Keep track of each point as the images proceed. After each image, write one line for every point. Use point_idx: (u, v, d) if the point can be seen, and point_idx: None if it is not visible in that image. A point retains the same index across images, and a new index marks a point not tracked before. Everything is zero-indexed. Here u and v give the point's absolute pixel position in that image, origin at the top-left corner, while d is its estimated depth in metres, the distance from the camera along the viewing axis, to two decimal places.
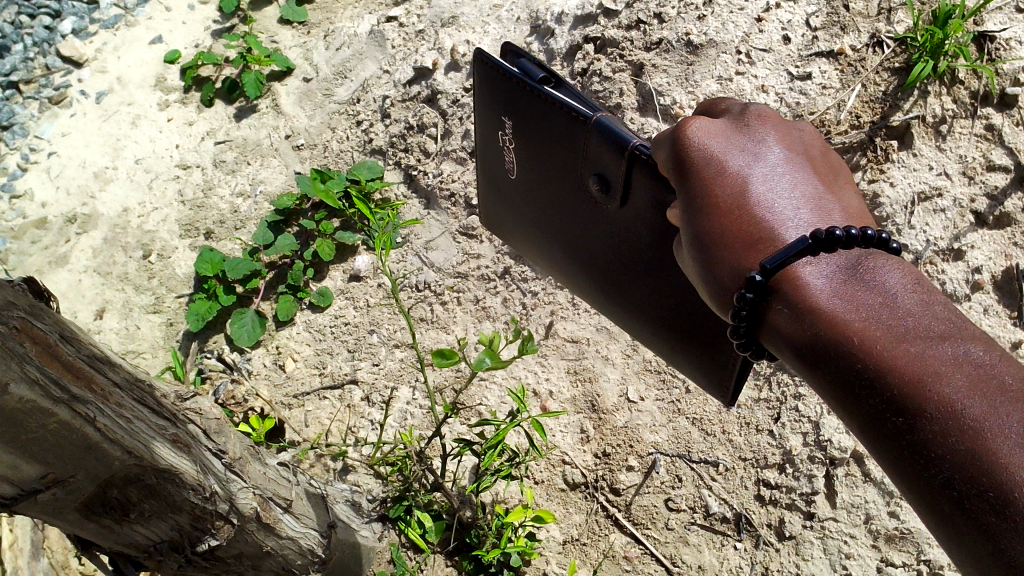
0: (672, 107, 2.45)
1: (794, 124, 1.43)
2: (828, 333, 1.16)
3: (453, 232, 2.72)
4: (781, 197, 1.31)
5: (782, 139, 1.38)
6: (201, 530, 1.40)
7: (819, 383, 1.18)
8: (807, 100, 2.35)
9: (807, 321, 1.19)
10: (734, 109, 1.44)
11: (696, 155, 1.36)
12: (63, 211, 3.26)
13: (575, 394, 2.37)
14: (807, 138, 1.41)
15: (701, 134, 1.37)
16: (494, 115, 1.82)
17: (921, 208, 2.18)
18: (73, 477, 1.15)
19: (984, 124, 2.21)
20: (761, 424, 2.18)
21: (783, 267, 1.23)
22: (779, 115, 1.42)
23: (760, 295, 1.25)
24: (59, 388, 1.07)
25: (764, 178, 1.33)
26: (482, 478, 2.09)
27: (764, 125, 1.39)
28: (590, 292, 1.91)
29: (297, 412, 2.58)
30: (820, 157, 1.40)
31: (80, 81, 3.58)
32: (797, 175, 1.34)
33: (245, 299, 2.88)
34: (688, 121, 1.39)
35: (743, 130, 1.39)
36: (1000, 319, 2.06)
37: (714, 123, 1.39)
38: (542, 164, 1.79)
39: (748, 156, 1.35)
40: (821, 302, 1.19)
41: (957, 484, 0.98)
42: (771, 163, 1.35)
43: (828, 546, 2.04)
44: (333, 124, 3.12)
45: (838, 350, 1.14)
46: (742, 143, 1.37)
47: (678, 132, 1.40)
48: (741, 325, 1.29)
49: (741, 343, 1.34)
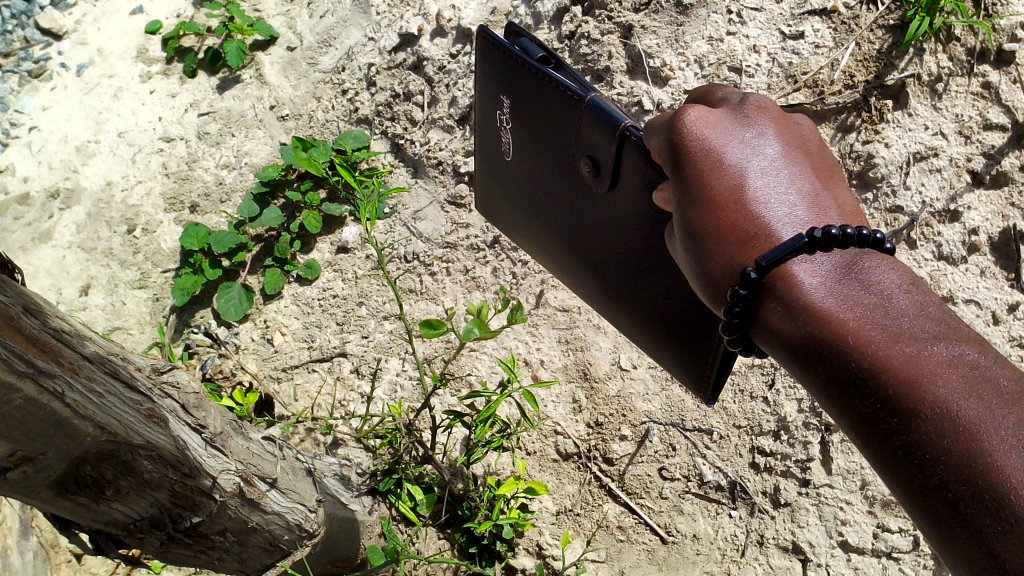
0: (662, 69, 2.40)
1: (792, 116, 1.38)
2: (822, 333, 1.14)
3: (441, 202, 2.67)
4: (776, 193, 1.27)
5: (780, 132, 1.33)
6: (182, 507, 1.38)
7: (811, 383, 1.16)
8: (799, 60, 2.30)
9: (800, 319, 1.17)
10: (731, 98, 1.39)
11: (693, 145, 1.31)
12: (46, 186, 3.21)
13: (566, 362, 2.33)
14: (805, 131, 1.37)
15: (698, 123, 1.32)
16: (492, 96, 1.77)
17: (917, 168, 2.14)
18: (44, 454, 1.12)
19: (981, 81, 2.17)
20: (754, 390, 2.16)
21: (778, 265, 1.19)
22: (777, 106, 1.37)
23: (753, 292, 1.21)
24: (23, 361, 1.03)
25: (760, 172, 1.29)
26: (473, 450, 2.07)
27: (762, 116, 1.34)
28: (576, 276, 1.88)
29: (285, 386, 2.55)
30: (817, 152, 1.35)
31: (60, 54, 3.50)
32: (794, 170, 1.30)
33: (231, 273, 2.84)
34: (685, 109, 1.33)
35: (741, 121, 1.34)
36: (997, 282, 2.03)
37: (712, 112, 1.34)
38: (536, 148, 1.74)
39: (745, 149, 1.30)
40: (815, 300, 1.16)
41: (952, 486, 0.97)
42: (769, 157, 1.30)
43: (824, 513, 2.03)
44: (319, 93, 3.06)
45: (833, 349, 1.12)
46: (740, 134, 1.32)
47: (674, 119, 1.34)
48: (733, 321, 1.26)
49: (732, 339, 1.31)
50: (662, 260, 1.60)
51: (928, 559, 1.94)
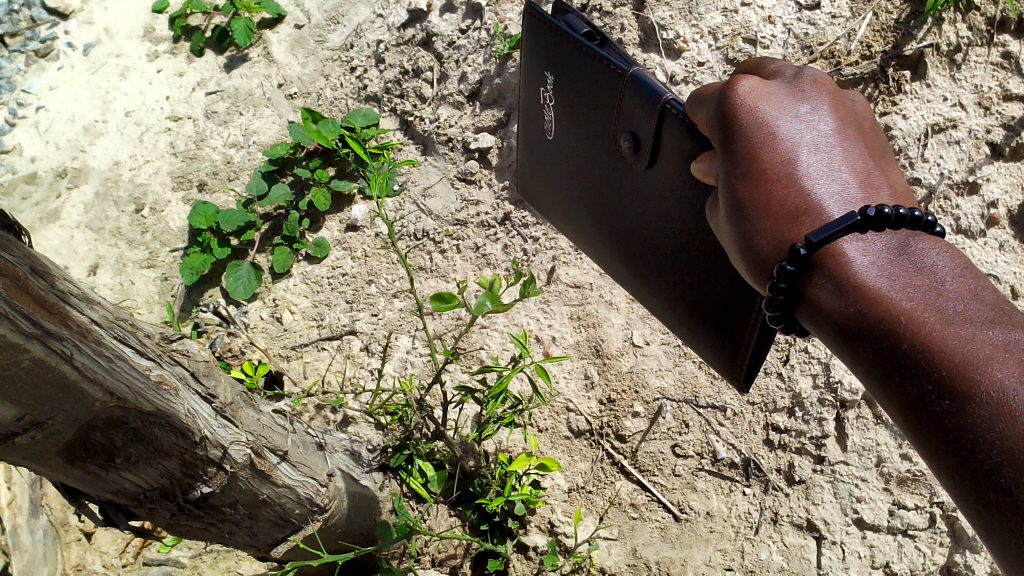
0: (676, 41, 2.34)
1: (846, 93, 1.35)
2: (872, 313, 1.11)
3: (451, 178, 2.65)
4: (827, 170, 1.24)
5: (834, 107, 1.30)
6: (192, 477, 1.35)
7: (858, 364, 1.13)
8: (815, 31, 2.25)
9: (850, 298, 1.14)
10: (785, 69, 1.35)
11: (745, 119, 1.27)
12: (53, 166, 3.20)
13: (579, 339, 2.29)
14: (858, 108, 1.34)
15: (751, 95, 1.28)
16: (538, 74, 1.75)
17: (935, 139, 2.10)
18: (52, 419, 1.10)
19: (1001, 51, 2.15)
20: (769, 366, 2.15)
21: (828, 243, 1.17)
22: (832, 81, 1.34)
23: (801, 269, 1.19)
24: (30, 322, 1.01)
25: (812, 148, 1.26)
26: (484, 426, 2.04)
27: (817, 91, 1.31)
28: (612, 258, 1.86)
29: (295, 364, 2.54)
30: (870, 130, 1.32)
31: (66, 33, 3.48)
32: (847, 147, 1.27)
33: (240, 252, 2.82)
34: (737, 80, 1.30)
35: (795, 95, 1.30)
36: (1016, 255, 2.01)
37: (765, 83, 1.31)
38: (577, 124, 1.72)
39: (799, 124, 1.27)
40: (866, 280, 1.14)
41: (1009, 474, 0.95)
42: (822, 132, 1.27)
43: (839, 490, 2.03)
44: (327, 71, 3.04)
45: (884, 331, 1.09)
46: (793, 107, 1.29)
47: (725, 89, 1.31)
48: (778, 298, 1.23)
49: (774, 316, 1.27)
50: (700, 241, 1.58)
51: (945, 536, 1.95)
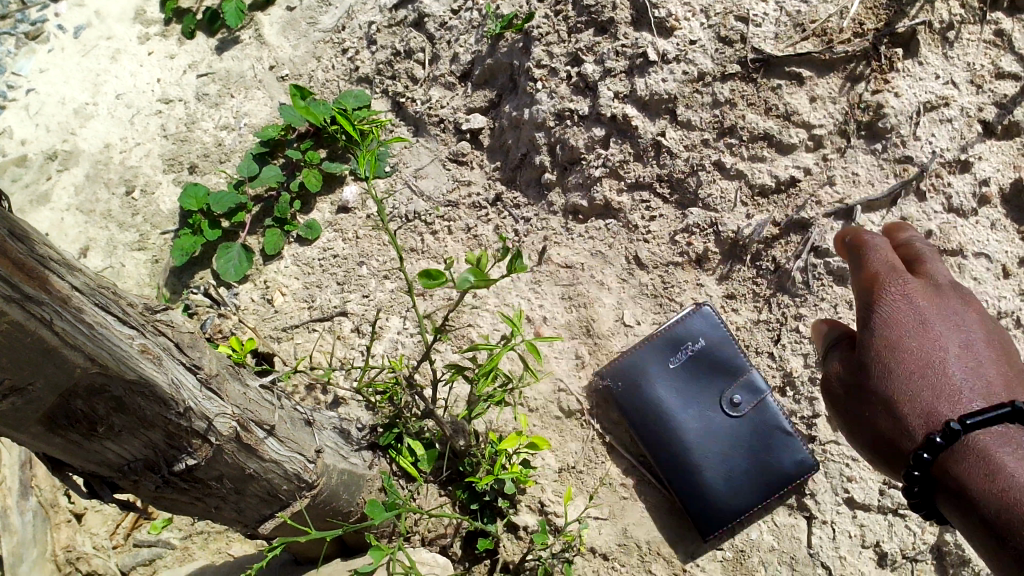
0: (667, 19, 2.28)
1: (992, 321, 1.50)
2: (1001, 497, 1.21)
3: (443, 159, 2.63)
4: (978, 378, 1.40)
5: (975, 342, 1.44)
6: (176, 449, 1.34)
7: (988, 541, 1.22)
8: (808, 8, 2.21)
9: (989, 480, 1.24)
10: (939, 274, 1.51)
11: (891, 307, 1.45)
12: (43, 148, 3.18)
13: (569, 319, 2.27)
14: (1002, 338, 1.48)
15: (904, 290, 1.46)
16: (695, 340, 2.09)
17: (928, 118, 2.10)
18: (32, 384, 1.09)
19: (994, 29, 2.13)
20: (760, 345, 2.14)
21: (978, 428, 1.29)
22: (971, 298, 1.50)
23: (939, 451, 1.31)
24: (9, 285, 1.00)
25: (960, 367, 1.41)
26: (474, 404, 2.01)
27: (963, 309, 1.47)
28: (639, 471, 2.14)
29: (286, 346, 2.54)
30: (1006, 358, 1.45)
31: (57, 16, 3.46)
32: (988, 364, 1.42)
33: (231, 234, 2.80)
34: (906, 277, 1.48)
35: (951, 297, 1.47)
36: (1008, 235, 2.06)
37: (917, 285, 1.47)
38: (721, 356, 2.08)
39: (948, 327, 1.44)
40: (1008, 469, 1.24)
41: None
42: (968, 340, 1.44)
43: (830, 470, 2.04)
44: (318, 52, 3.03)
45: (1012, 506, 1.20)
46: (942, 311, 1.45)
47: (890, 285, 1.47)
48: (913, 488, 1.35)
49: (914, 502, 1.37)
50: (745, 465, 2.04)
51: None
